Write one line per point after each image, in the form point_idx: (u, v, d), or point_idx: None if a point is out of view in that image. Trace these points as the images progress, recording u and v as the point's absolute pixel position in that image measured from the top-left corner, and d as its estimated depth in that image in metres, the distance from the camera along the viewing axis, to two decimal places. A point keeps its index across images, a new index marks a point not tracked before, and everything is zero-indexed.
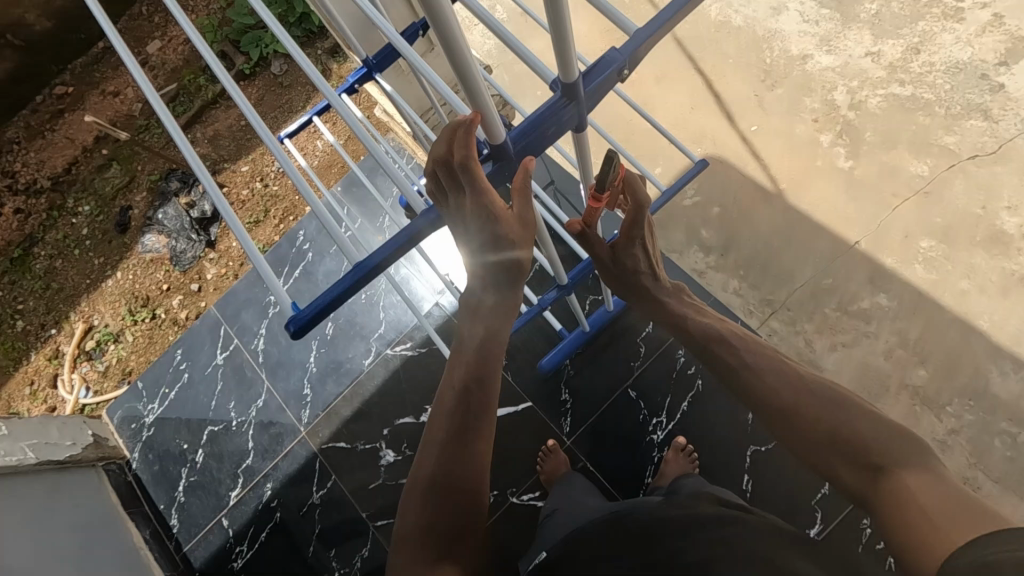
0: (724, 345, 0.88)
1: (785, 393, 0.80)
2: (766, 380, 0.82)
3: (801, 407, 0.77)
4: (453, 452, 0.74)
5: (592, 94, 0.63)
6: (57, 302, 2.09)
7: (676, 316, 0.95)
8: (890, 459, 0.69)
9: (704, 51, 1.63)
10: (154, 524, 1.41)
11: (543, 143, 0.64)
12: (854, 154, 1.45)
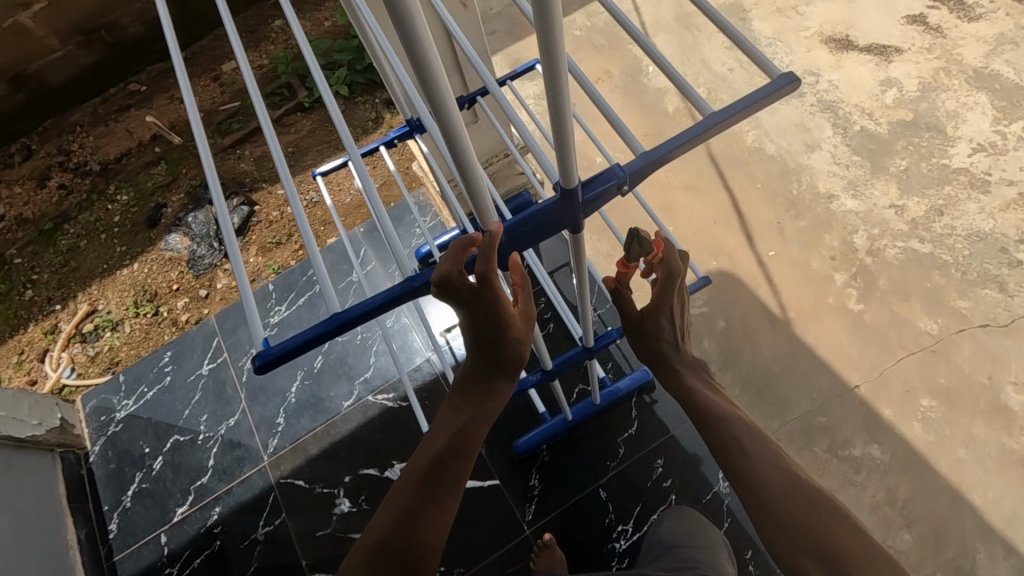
0: (726, 422, 0.87)
1: (772, 482, 0.82)
2: (757, 465, 0.83)
3: (780, 501, 0.80)
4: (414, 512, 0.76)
5: (590, 203, 0.63)
6: (69, 280, 2.13)
7: (687, 386, 0.91)
8: (860, 569, 0.75)
9: (735, 172, 1.69)
10: (92, 524, 1.36)
11: (534, 236, 0.64)
12: (865, 298, 1.46)
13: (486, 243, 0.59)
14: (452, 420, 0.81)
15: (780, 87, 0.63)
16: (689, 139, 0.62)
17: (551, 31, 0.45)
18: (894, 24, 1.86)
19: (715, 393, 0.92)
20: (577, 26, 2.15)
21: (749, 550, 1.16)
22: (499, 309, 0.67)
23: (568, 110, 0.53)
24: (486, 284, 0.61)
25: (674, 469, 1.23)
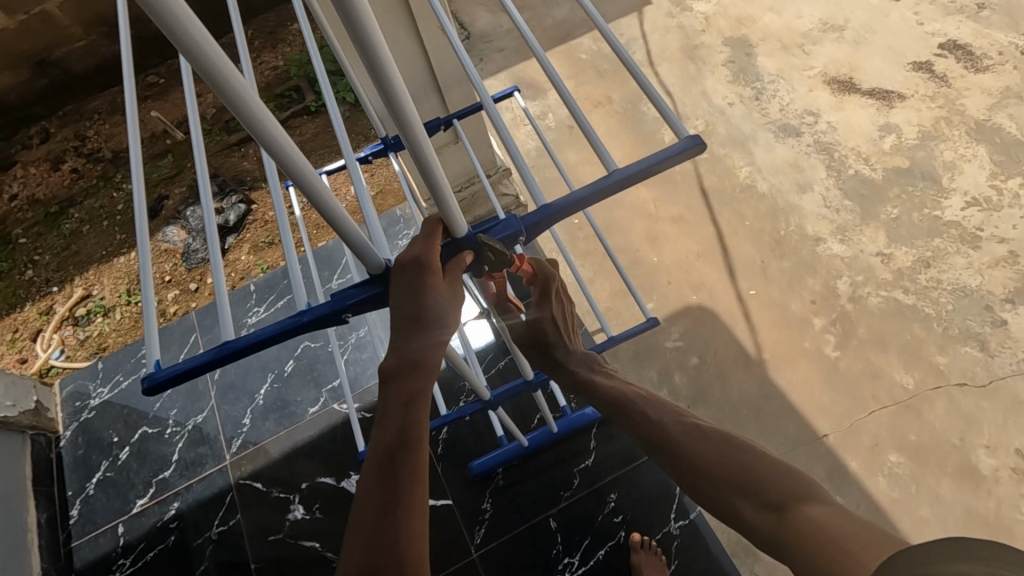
0: (627, 403, 0.80)
1: (686, 438, 0.72)
2: (666, 430, 0.74)
3: (701, 454, 0.70)
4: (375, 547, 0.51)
5: (486, 252, 0.60)
6: (68, 264, 2.18)
7: (585, 379, 0.87)
8: (794, 497, 0.62)
9: (723, 209, 1.70)
10: (54, 508, 1.39)
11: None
12: (842, 345, 1.45)
13: (432, 235, 0.56)
14: (393, 408, 0.56)
15: (686, 150, 0.59)
16: (589, 196, 0.59)
17: (411, 136, 0.42)
18: (899, 70, 1.85)
19: (610, 377, 0.87)
20: (584, 50, 2.17)
21: None
22: (434, 304, 0.54)
23: (450, 193, 0.51)
24: (421, 270, 0.54)
25: (625, 504, 1.24)
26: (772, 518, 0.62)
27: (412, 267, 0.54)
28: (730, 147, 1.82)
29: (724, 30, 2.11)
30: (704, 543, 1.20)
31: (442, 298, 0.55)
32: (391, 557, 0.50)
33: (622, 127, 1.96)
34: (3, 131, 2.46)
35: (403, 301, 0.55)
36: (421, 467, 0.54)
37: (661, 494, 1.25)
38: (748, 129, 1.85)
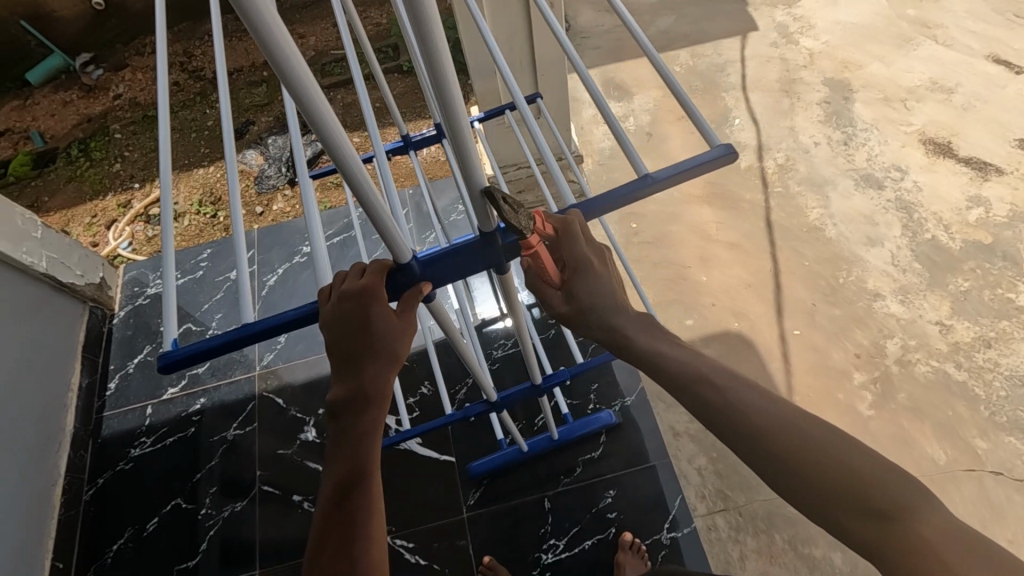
0: (700, 381, 0.59)
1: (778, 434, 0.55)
2: (747, 417, 0.56)
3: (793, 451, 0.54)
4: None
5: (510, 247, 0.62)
6: (153, 166, 2.33)
7: (647, 350, 0.64)
8: (896, 500, 0.51)
9: (783, 246, 1.68)
10: (95, 377, 1.49)
11: (448, 276, 0.62)
12: (877, 405, 1.40)
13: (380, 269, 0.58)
14: (345, 446, 0.59)
15: (717, 157, 0.63)
16: (623, 194, 0.63)
17: (449, 119, 0.45)
18: (1003, 144, 1.77)
19: (675, 344, 0.64)
20: (679, 63, 2.17)
21: None
22: (382, 333, 0.57)
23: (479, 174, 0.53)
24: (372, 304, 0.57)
25: (621, 503, 1.25)
26: (873, 532, 0.51)
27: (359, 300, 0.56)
28: (806, 187, 1.79)
29: (826, 70, 2.06)
30: (690, 558, 1.22)
31: (390, 320, 0.57)
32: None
33: (700, 144, 1.94)
34: (123, 35, 2.65)
35: (350, 332, 0.57)
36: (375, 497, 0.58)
37: (659, 505, 1.26)
38: (828, 172, 1.81)
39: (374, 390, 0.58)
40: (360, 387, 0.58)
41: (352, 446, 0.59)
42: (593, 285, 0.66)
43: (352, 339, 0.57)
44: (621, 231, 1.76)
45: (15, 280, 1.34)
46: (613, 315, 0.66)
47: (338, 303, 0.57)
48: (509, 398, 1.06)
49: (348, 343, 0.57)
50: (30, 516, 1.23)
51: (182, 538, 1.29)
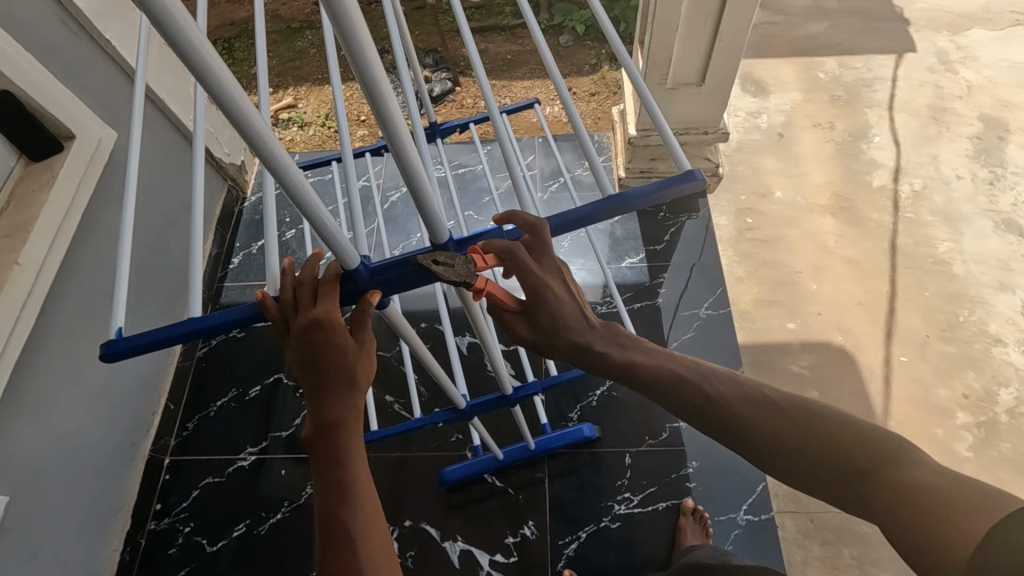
0: (680, 379, 0.65)
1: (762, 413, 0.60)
2: (727, 406, 0.62)
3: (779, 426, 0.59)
4: None
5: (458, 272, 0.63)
6: (287, 74, 2.44)
7: (621, 364, 0.67)
8: (876, 459, 0.54)
9: (905, 272, 1.62)
10: (222, 250, 1.61)
11: (403, 285, 0.65)
12: (977, 449, 1.35)
13: (328, 285, 0.61)
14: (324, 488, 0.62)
15: (685, 183, 0.62)
16: (594, 211, 0.62)
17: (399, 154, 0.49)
18: None
19: (653, 354, 0.68)
20: (825, 70, 2.09)
21: None
22: (339, 352, 0.62)
23: (431, 195, 0.56)
24: (327, 329, 0.61)
25: (702, 475, 1.27)
26: (859, 491, 0.54)
27: (312, 328, 0.60)
28: (940, 219, 1.71)
29: (984, 106, 1.95)
30: (761, 544, 1.21)
31: (345, 339, 0.62)
32: None
33: (834, 154, 1.88)
34: None
35: (313, 357, 0.61)
36: (370, 521, 0.61)
37: (739, 486, 1.27)
38: (967, 209, 1.73)
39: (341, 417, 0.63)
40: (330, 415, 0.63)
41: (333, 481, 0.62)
42: (553, 311, 0.66)
43: (312, 369, 0.62)
44: (735, 222, 1.74)
45: (178, 144, 1.46)
46: (577, 336, 0.68)
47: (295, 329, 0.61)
48: (475, 408, 1.08)
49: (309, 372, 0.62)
50: (156, 356, 1.34)
51: (278, 411, 1.39)
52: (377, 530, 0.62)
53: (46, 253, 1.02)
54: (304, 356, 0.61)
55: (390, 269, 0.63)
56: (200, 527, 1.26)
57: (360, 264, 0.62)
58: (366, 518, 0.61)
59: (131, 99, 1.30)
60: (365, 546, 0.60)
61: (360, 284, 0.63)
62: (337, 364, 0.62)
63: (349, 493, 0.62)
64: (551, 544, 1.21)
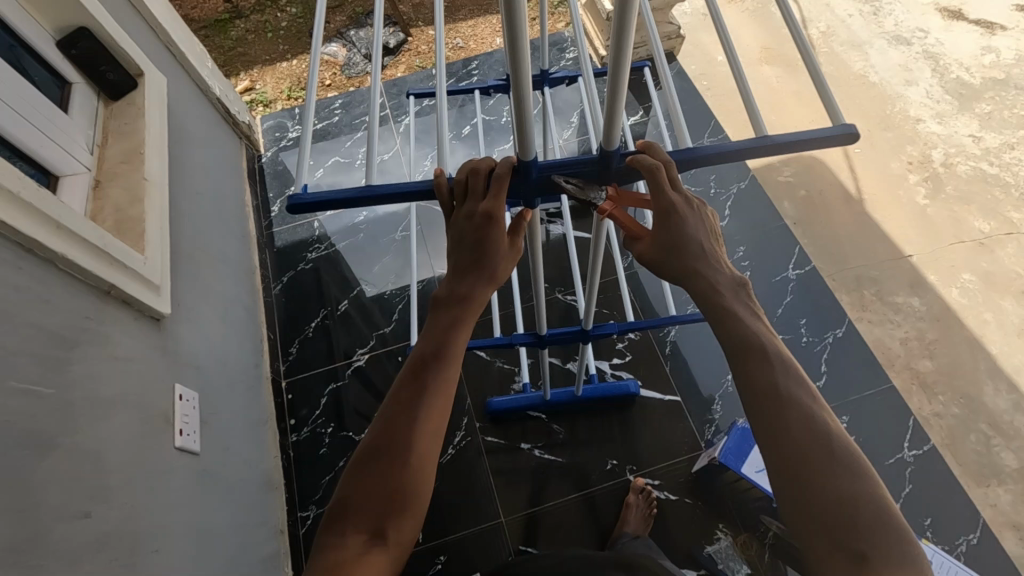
0: (758, 355, 0.52)
1: (807, 436, 0.48)
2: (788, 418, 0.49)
3: (813, 458, 0.47)
4: (384, 440, 0.55)
5: (614, 177, 0.59)
6: (233, 62, 2.43)
7: (717, 305, 0.56)
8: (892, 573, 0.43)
9: (837, 91, 1.97)
10: (259, 201, 1.66)
11: (560, 194, 0.60)
12: (932, 196, 1.71)
13: (501, 182, 0.56)
14: (434, 329, 0.62)
15: (833, 136, 0.57)
16: (741, 150, 0.57)
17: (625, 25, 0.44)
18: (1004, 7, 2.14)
19: (748, 318, 0.56)
20: None
21: (804, 319, 1.49)
22: (494, 244, 0.60)
23: (620, 94, 0.50)
24: (487, 223, 0.58)
25: (751, 255, 1.60)
26: None
27: (480, 218, 0.57)
28: (848, 47, 2.09)
29: None
30: (812, 285, 1.55)
31: (501, 237, 0.60)
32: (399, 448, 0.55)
33: (753, 19, 2.21)
34: None
35: (459, 240, 0.60)
36: (447, 384, 0.58)
37: (780, 256, 1.60)
38: (866, 35, 2.11)
39: (471, 296, 0.62)
40: (461, 289, 0.62)
41: (445, 332, 0.61)
42: (675, 224, 0.56)
43: (465, 252, 0.61)
44: (696, 86, 2.02)
45: (202, 97, 1.50)
46: (696, 250, 0.57)
47: (459, 222, 0.60)
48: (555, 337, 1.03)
49: (460, 254, 0.61)
50: (247, 290, 1.40)
51: (372, 315, 1.49)
52: (443, 401, 0.57)
53: (160, 171, 1.07)
54: (460, 237, 0.60)
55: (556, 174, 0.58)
56: (341, 426, 1.35)
57: (532, 166, 0.57)
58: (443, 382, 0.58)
59: (161, 49, 1.34)
60: (424, 400, 0.57)
61: (522, 189, 0.59)
62: (484, 240, 0.60)
63: (448, 355, 0.60)
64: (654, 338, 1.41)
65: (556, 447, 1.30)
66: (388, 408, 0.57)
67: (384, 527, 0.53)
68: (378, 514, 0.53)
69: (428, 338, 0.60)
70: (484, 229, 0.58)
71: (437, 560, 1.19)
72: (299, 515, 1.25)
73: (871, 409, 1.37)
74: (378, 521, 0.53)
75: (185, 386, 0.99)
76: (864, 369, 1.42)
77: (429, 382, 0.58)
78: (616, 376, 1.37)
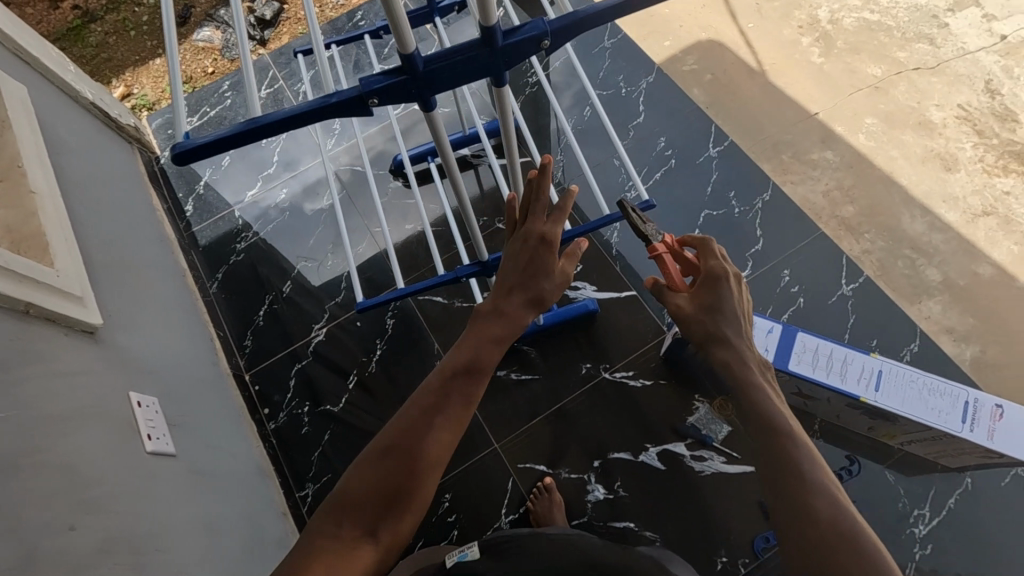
0: (753, 394, 0.64)
1: (792, 459, 0.60)
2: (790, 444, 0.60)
3: (791, 475, 0.59)
4: (399, 443, 0.60)
5: (506, 53, 0.59)
6: (101, 69, 2.24)
7: (725, 349, 0.67)
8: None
9: None
10: (170, 203, 1.57)
11: (453, 81, 0.59)
12: (826, 54, 1.78)
13: (563, 203, 0.71)
14: (467, 337, 0.66)
15: None
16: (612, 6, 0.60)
17: None
18: None
19: (753, 357, 0.67)
20: None
21: (732, 190, 1.47)
22: (541, 261, 0.71)
23: None
24: (541, 243, 0.71)
25: (675, 141, 1.55)
26: None
27: (536, 237, 0.71)
28: None
29: None
30: (738, 156, 1.52)
31: (550, 258, 0.71)
32: (409, 452, 0.59)
33: None
34: None
35: (512, 254, 0.71)
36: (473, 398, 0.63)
37: (699, 133, 1.56)
38: None
39: (514, 309, 0.69)
40: (502, 296, 0.69)
41: (473, 341, 0.66)
42: (715, 287, 0.71)
43: (517, 262, 0.71)
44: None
45: (73, 105, 1.38)
46: (722, 298, 0.70)
47: (521, 240, 0.72)
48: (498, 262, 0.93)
49: (506, 263, 0.71)
50: (181, 293, 1.34)
51: (319, 289, 1.46)
52: (465, 412, 0.63)
53: (45, 181, 0.99)
54: (518, 258, 0.71)
55: (443, 61, 0.57)
56: (317, 403, 1.34)
57: (416, 56, 0.55)
58: (466, 393, 0.63)
59: (8, 54, 1.21)
60: (448, 412, 0.62)
61: (416, 84, 0.58)
62: (538, 262, 0.71)
63: (477, 370, 0.64)
64: (600, 242, 1.42)
65: (528, 366, 1.33)
66: (408, 413, 0.62)
67: (377, 524, 0.58)
68: (379, 509, 0.58)
69: (462, 351, 0.65)
70: (537, 251, 0.71)
71: (443, 499, 1.22)
72: (298, 495, 1.24)
73: (806, 255, 1.38)
74: (376, 519, 0.58)
75: (138, 392, 0.95)
76: (782, 215, 1.43)
77: (451, 394, 0.63)
78: (572, 287, 1.39)
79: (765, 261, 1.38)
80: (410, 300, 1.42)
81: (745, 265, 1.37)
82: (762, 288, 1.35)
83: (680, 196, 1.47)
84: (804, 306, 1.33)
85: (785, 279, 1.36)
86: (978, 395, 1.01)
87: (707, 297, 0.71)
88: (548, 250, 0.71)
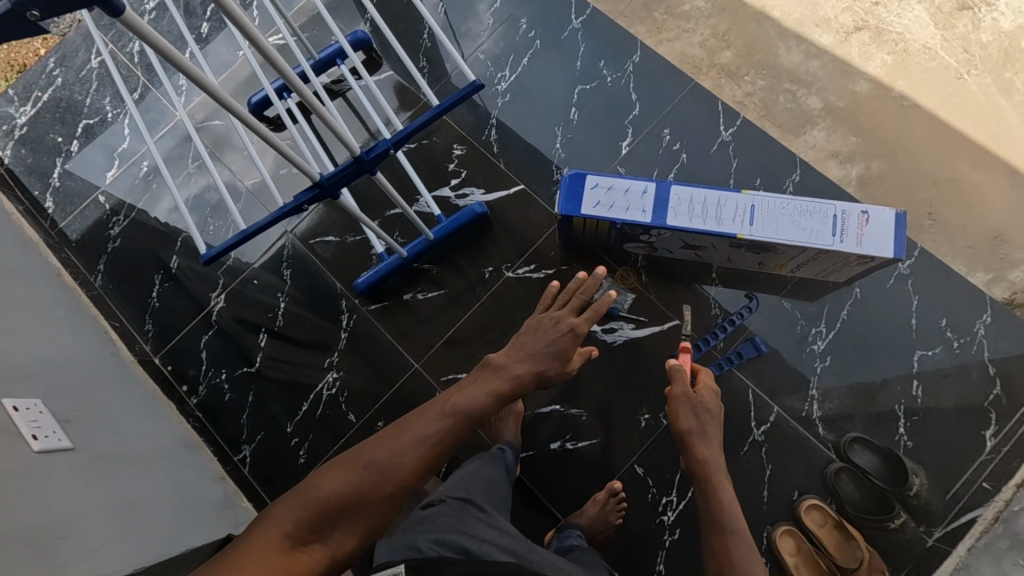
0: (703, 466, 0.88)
1: (720, 510, 0.83)
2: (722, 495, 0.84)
3: (716, 521, 0.82)
4: (380, 459, 0.70)
5: None
6: None
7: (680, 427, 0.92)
8: None
9: None
10: (27, 204, 1.46)
11: None
12: None
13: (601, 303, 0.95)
14: (475, 389, 0.82)
15: None
16: None
17: None
18: None
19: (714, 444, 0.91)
20: None
21: (601, 59, 1.41)
22: (546, 338, 0.92)
23: None
24: (569, 332, 0.93)
25: (536, 22, 1.44)
26: None
27: (566, 324, 0.93)
28: None
29: None
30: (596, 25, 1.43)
31: (563, 334, 0.92)
32: (386, 469, 0.69)
33: None
34: None
35: (529, 333, 0.94)
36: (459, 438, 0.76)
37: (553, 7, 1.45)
38: None
39: (523, 373, 0.87)
40: (517, 356, 0.89)
41: (482, 392, 0.82)
42: (711, 398, 0.96)
43: (529, 333, 0.94)
44: None
45: None
46: (701, 399, 0.94)
47: (545, 322, 0.95)
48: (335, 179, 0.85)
49: (529, 337, 0.93)
50: (62, 295, 1.28)
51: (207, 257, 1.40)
52: (447, 444, 0.75)
53: None
54: (547, 338, 0.92)
55: None
56: (233, 368, 1.32)
57: None
58: (453, 430, 0.76)
59: None
60: (436, 441, 0.74)
61: None
62: (556, 337, 0.92)
63: (471, 416, 0.78)
64: (479, 144, 1.38)
65: (431, 284, 1.32)
66: (399, 434, 0.73)
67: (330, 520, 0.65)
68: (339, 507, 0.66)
69: (467, 397, 0.80)
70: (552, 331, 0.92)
71: (377, 426, 1.25)
72: (237, 458, 1.26)
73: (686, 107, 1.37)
74: (329, 522, 0.65)
75: (19, 396, 0.92)
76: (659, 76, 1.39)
77: (441, 432, 0.75)
78: (461, 196, 1.36)
79: (644, 124, 1.36)
80: (302, 246, 1.38)
81: (625, 135, 1.35)
82: (646, 154, 1.34)
83: (551, 78, 1.41)
84: (687, 162, 1.33)
85: (666, 137, 1.35)
86: (844, 206, 1.04)
87: (685, 422, 0.92)
88: (564, 329, 0.93)
